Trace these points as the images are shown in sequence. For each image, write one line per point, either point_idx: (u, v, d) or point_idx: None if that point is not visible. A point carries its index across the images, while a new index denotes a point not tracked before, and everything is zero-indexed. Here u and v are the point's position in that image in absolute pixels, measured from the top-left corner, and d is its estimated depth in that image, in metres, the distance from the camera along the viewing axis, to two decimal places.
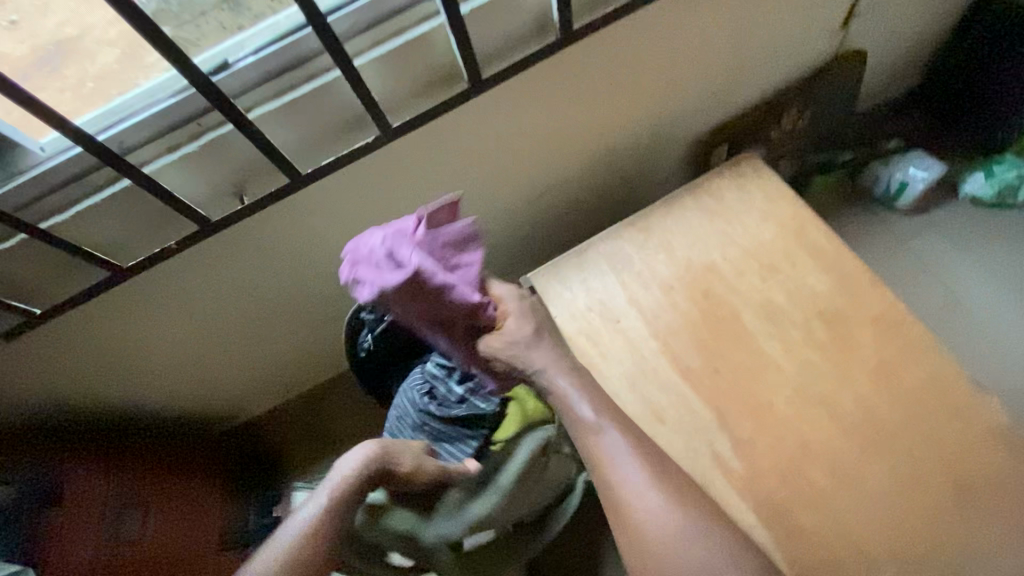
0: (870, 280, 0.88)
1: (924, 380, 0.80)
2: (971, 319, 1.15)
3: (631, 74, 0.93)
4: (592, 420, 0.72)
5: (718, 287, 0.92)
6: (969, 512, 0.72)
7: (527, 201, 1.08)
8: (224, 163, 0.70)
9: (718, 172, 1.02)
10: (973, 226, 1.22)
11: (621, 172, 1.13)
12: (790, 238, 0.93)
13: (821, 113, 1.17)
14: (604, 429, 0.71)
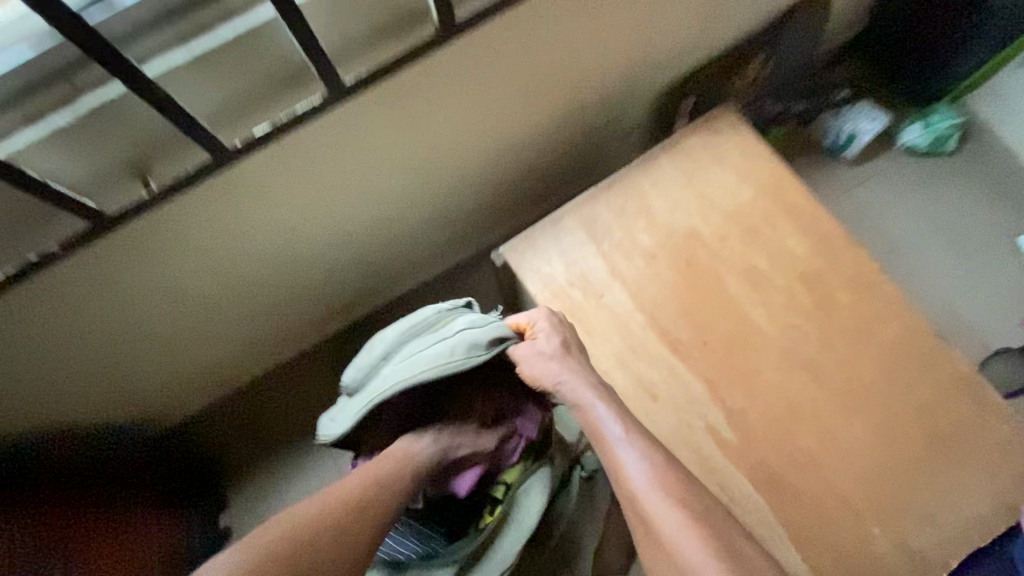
0: (845, 238, 0.88)
1: (893, 336, 0.83)
2: (908, 263, 1.21)
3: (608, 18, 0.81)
4: (601, 423, 0.73)
5: (701, 255, 0.88)
6: (933, 457, 0.78)
7: (489, 166, 0.96)
8: (121, 134, 0.52)
9: (692, 127, 0.95)
10: (911, 174, 1.26)
11: (587, 129, 1.03)
12: (768, 198, 0.90)
13: (782, 61, 1.13)
14: (612, 432, 0.72)
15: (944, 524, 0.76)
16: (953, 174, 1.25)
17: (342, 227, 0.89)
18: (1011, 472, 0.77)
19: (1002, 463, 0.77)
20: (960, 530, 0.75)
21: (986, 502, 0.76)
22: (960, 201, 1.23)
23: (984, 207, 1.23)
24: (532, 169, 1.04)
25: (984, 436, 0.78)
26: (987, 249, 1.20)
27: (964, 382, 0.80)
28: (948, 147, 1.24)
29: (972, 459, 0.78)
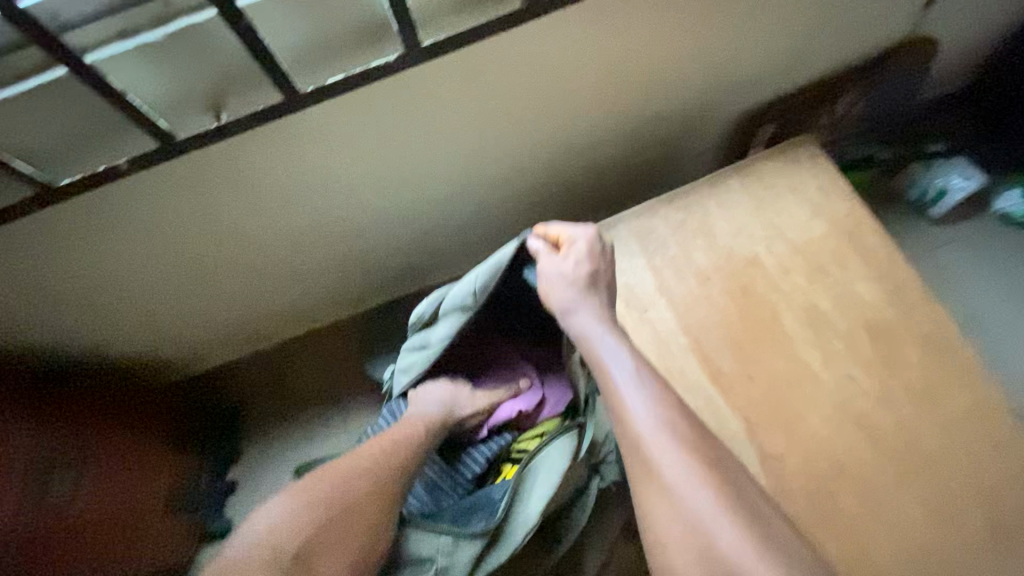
0: (923, 293, 0.80)
1: (966, 409, 0.74)
2: (988, 340, 1.10)
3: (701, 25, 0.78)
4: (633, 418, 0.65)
5: (758, 285, 0.83)
6: (997, 553, 0.68)
7: (551, 162, 0.94)
8: (202, 56, 0.53)
9: (768, 154, 0.91)
10: (1006, 243, 1.15)
11: (656, 141, 1.00)
12: (842, 238, 0.84)
13: (875, 101, 1.06)
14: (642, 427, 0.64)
15: None
16: None
17: (393, 199, 0.89)
18: None
19: None
20: None
21: None
22: None
23: None
24: (592, 174, 1.01)
25: None
26: None
27: None
28: None
29: None
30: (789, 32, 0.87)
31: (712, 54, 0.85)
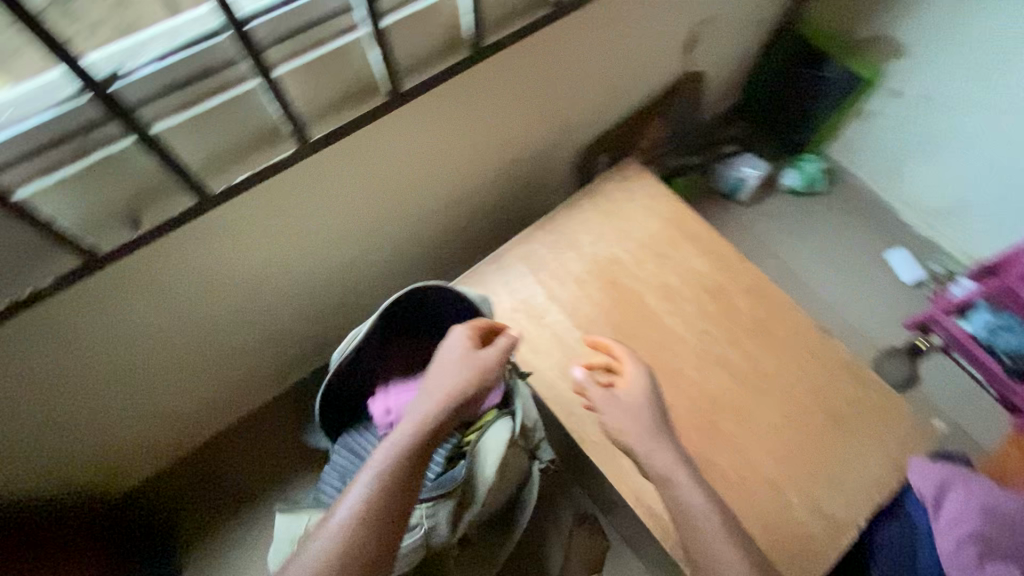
0: (738, 256, 1.05)
1: (787, 333, 0.99)
2: (802, 285, 1.44)
3: (530, 91, 0.99)
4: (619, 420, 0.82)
5: (623, 278, 1.03)
6: (833, 431, 0.91)
7: (438, 214, 1.10)
8: (119, 181, 0.63)
9: (607, 176, 1.14)
10: (796, 211, 1.51)
11: (521, 181, 1.20)
12: (674, 229, 1.08)
13: (674, 123, 1.37)
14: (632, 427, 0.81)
15: (849, 487, 0.87)
16: (828, 208, 1.51)
17: (304, 272, 0.98)
18: (895, 438, 0.91)
19: (888, 429, 0.91)
20: (863, 493, 0.87)
21: (880, 465, 0.89)
22: (834, 231, 1.48)
23: (853, 232, 1.48)
24: (475, 217, 1.19)
25: (870, 409, 0.93)
26: (862, 268, 1.45)
27: (849, 367, 0.96)
28: (822, 187, 1.51)
29: (866, 430, 0.91)
30: (598, 83, 1.12)
31: (545, 109, 1.06)
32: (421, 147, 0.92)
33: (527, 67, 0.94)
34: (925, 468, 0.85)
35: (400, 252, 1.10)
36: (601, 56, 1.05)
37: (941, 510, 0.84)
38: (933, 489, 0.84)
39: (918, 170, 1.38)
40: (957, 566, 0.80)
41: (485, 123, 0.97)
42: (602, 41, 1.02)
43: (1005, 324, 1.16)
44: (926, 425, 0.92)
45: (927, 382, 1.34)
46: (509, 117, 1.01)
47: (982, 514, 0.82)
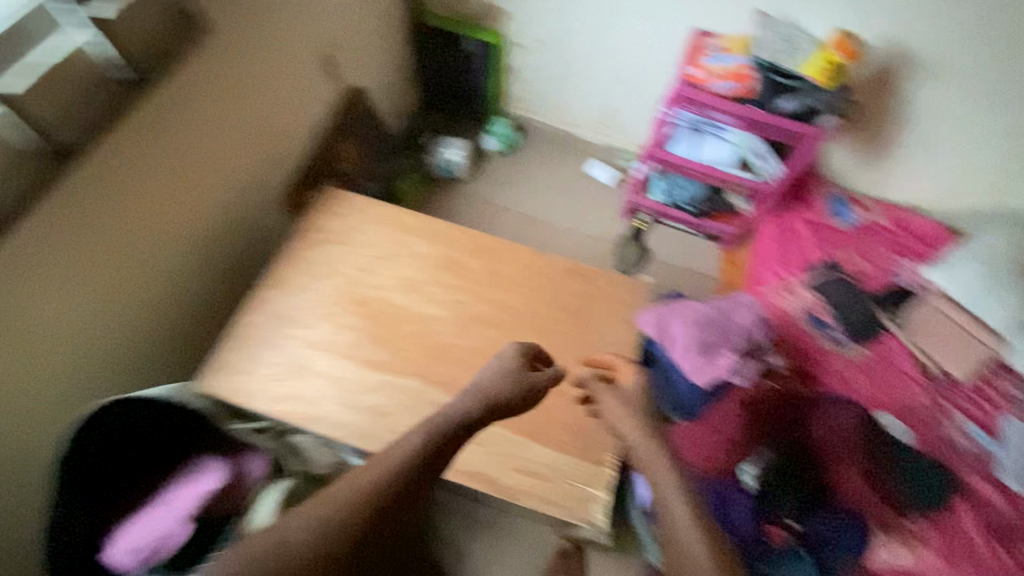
0: (453, 227, 1.16)
1: (516, 268, 1.11)
2: (540, 223, 1.67)
3: (183, 168, 0.96)
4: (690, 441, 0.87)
5: (364, 293, 1.07)
6: (581, 325, 1.06)
7: (151, 323, 1.01)
8: None
9: (312, 212, 1.17)
10: (508, 168, 1.73)
11: (232, 251, 1.15)
12: (391, 230, 1.15)
13: (366, 139, 1.45)
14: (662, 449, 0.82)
15: (610, 361, 1.03)
16: (530, 155, 1.76)
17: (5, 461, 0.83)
18: (625, 305, 1.09)
19: (617, 301, 1.09)
20: (621, 358, 1.03)
21: (624, 330, 1.05)
22: (542, 170, 1.74)
23: (556, 164, 1.75)
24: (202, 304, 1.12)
25: (599, 293, 1.10)
26: (575, 189, 1.72)
27: (571, 270, 1.13)
28: (517, 139, 1.75)
29: (603, 310, 1.08)
30: (256, 132, 1.11)
31: (212, 177, 1.04)
32: (69, 275, 0.82)
33: (163, 150, 0.90)
34: (648, 317, 1.05)
35: (125, 378, 0.99)
36: (237, 109, 1.04)
37: (676, 349, 1.03)
38: (657, 329, 1.05)
39: (571, 96, 1.65)
40: (699, 370, 1.02)
41: (136, 219, 0.90)
42: (229, 95, 1.01)
43: (673, 184, 1.52)
44: (641, 284, 1.12)
45: (657, 249, 1.63)
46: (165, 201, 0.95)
47: (694, 330, 1.04)
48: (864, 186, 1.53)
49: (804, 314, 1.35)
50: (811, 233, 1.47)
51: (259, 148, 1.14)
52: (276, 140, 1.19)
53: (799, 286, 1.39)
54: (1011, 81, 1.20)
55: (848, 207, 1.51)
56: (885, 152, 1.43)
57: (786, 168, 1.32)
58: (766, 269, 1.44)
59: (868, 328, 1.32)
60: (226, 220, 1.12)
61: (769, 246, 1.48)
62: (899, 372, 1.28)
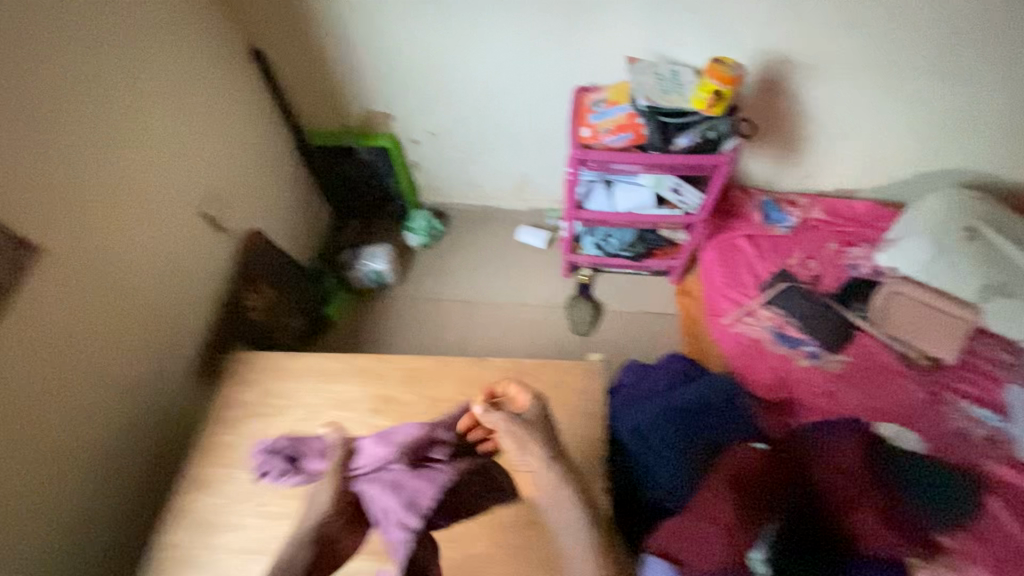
0: (379, 359, 1.06)
1: (456, 387, 1.02)
2: (484, 305, 1.57)
3: (53, 395, 0.84)
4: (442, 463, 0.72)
5: (294, 466, 0.95)
6: None
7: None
8: None
9: (222, 384, 1.05)
10: (438, 257, 1.65)
11: (150, 450, 1.03)
12: (312, 381, 1.04)
13: (276, 279, 1.34)
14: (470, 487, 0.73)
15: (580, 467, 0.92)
16: (457, 238, 1.68)
17: None
18: (580, 395, 1.00)
19: (571, 394, 1.00)
20: (590, 460, 0.93)
21: (584, 424, 0.97)
22: (473, 250, 1.66)
23: (485, 240, 1.68)
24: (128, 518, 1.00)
25: (549, 390, 1.01)
26: (511, 259, 1.64)
27: (516, 373, 1.03)
28: (440, 227, 1.68)
29: (559, 408, 0.99)
30: (141, 318, 1.00)
31: (93, 390, 0.91)
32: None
33: (20, 388, 0.78)
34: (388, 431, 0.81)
35: None
36: (110, 307, 0.94)
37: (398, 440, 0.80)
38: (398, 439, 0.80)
39: (479, 172, 1.60)
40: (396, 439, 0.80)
41: (13, 471, 0.78)
42: (96, 297, 0.91)
43: (603, 234, 1.46)
44: (591, 365, 1.04)
45: (609, 299, 1.55)
46: (44, 437, 0.83)
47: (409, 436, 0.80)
48: (792, 184, 1.49)
49: (772, 335, 1.28)
50: (753, 248, 1.42)
51: (153, 332, 1.03)
52: (174, 317, 1.08)
53: (759, 305, 1.32)
54: (899, 58, 1.18)
55: (782, 211, 1.46)
56: (801, 150, 1.39)
57: (707, 198, 1.25)
58: (720, 296, 1.36)
59: (840, 333, 1.24)
60: (135, 423, 1.00)
61: (719, 271, 1.40)
62: (886, 372, 1.20)
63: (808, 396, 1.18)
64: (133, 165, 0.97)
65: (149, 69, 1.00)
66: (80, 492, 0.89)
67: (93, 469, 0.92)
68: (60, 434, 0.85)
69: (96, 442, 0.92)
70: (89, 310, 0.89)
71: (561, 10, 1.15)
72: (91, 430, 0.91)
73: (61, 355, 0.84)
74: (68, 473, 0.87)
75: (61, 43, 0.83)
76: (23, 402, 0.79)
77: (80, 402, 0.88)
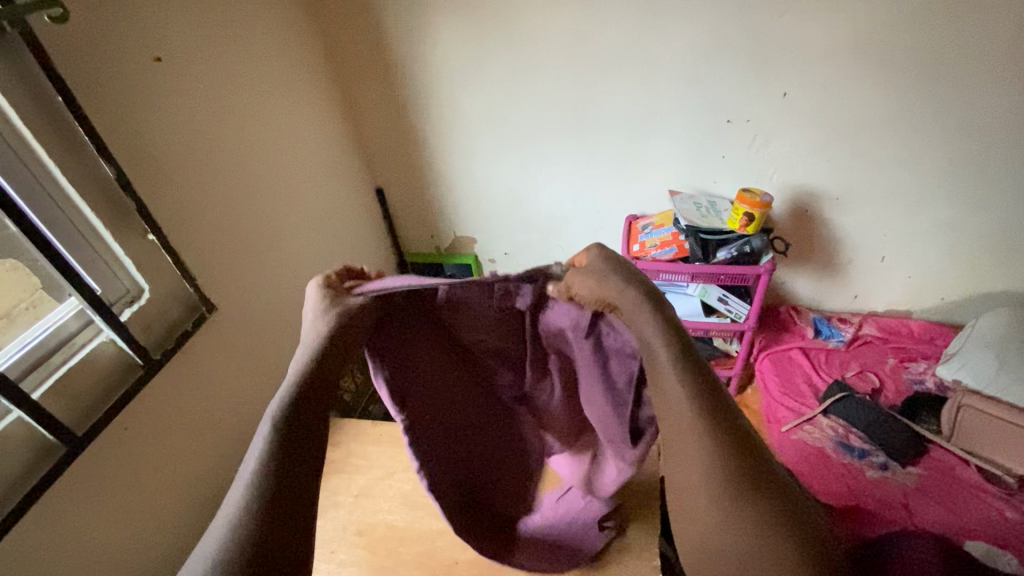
0: None
1: None
2: None
3: (196, 428, 1.02)
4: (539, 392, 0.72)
5: (365, 520, 1.01)
6: None
7: None
8: None
9: None
10: None
11: None
12: (388, 445, 1.16)
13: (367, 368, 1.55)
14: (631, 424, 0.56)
15: None
16: None
17: None
18: None
19: None
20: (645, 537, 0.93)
21: None
22: None
23: None
24: None
25: None
26: None
27: None
28: None
29: None
30: (261, 378, 1.20)
31: (219, 430, 1.08)
32: (89, 555, 0.82)
33: (176, 413, 0.97)
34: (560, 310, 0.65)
35: None
36: (245, 364, 1.16)
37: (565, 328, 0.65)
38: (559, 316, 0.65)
39: None
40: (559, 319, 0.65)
41: (156, 485, 0.93)
42: (238, 351, 1.14)
43: None
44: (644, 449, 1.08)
45: None
46: (183, 462, 0.99)
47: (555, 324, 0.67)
48: (841, 303, 1.57)
49: (836, 444, 1.26)
50: (808, 360, 1.47)
51: (266, 394, 1.22)
52: (284, 384, 1.28)
53: (818, 414, 1.33)
54: (919, 189, 1.34)
55: (834, 326, 1.53)
56: (844, 272, 1.51)
57: (753, 306, 1.37)
58: (779, 405, 1.39)
59: (909, 445, 1.21)
60: (239, 473, 1.13)
61: (775, 379, 1.45)
62: (966, 488, 1.15)
63: (885, 510, 1.13)
64: (280, 257, 1.27)
65: (305, 194, 1.36)
66: (189, 525, 1.01)
67: (202, 507, 1.04)
68: (190, 464, 1.00)
69: (212, 480, 1.06)
70: (230, 362, 1.11)
71: (615, 156, 1.46)
72: (211, 468, 1.06)
73: (207, 395, 1.05)
74: (187, 502, 1.00)
75: (257, 174, 1.19)
76: (177, 426, 0.97)
77: (209, 439, 1.05)
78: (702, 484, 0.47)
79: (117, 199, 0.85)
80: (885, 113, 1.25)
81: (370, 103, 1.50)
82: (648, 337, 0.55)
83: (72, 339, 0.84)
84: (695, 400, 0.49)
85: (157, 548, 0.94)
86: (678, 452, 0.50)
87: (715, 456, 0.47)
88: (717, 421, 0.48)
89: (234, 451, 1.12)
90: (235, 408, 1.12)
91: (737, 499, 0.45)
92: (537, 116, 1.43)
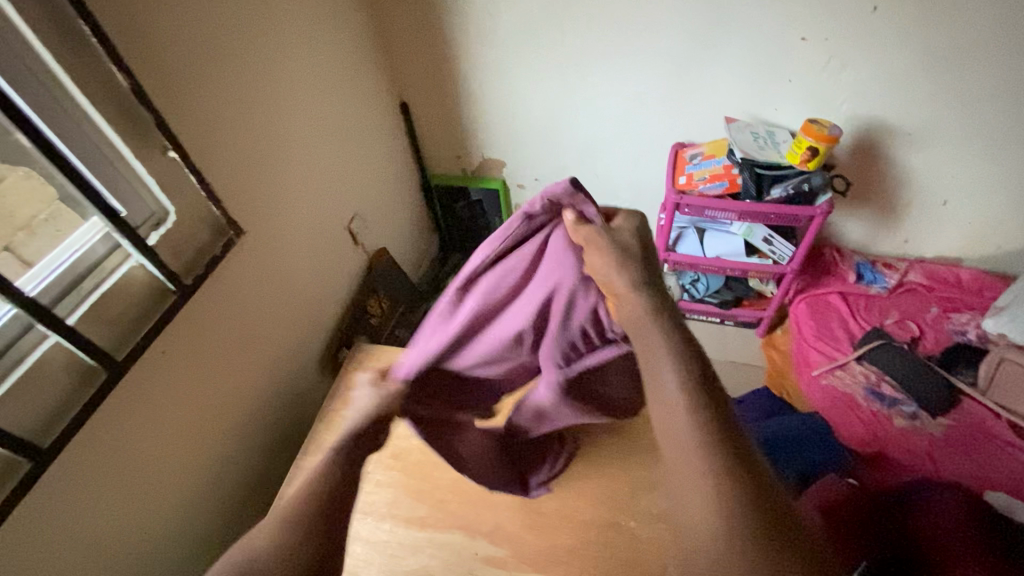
0: None
1: None
2: None
3: (230, 351, 1.02)
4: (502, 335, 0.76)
5: (399, 446, 1.04)
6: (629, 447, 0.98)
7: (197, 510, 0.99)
8: None
9: (346, 369, 1.21)
10: None
11: (281, 419, 1.19)
12: None
13: (393, 293, 1.53)
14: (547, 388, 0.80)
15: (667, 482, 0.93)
16: None
17: None
18: None
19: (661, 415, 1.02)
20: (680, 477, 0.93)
21: None
22: None
23: None
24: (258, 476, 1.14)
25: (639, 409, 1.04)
26: None
27: None
28: None
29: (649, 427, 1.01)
30: (292, 302, 1.19)
31: (253, 354, 1.08)
32: (139, 472, 0.85)
33: (210, 338, 0.96)
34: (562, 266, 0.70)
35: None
36: (276, 288, 1.14)
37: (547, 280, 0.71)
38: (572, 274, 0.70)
39: None
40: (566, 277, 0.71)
41: (196, 407, 0.95)
42: (268, 274, 1.11)
43: (691, 279, 1.52)
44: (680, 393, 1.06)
45: None
46: (219, 386, 1.00)
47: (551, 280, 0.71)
48: (889, 248, 1.49)
49: (866, 391, 1.25)
50: (847, 304, 1.42)
51: (296, 318, 1.21)
52: (313, 308, 1.27)
53: (851, 361, 1.31)
54: (1006, 126, 1.20)
55: (879, 271, 1.46)
56: (901, 216, 1.41)
57: (799, 249, 1.31)
58: (811, 349, 1.37)
59: (943, 395, 1.20)
60: (273, 395, 1.15)
61: (810, 324, 1.41)
62: (995, 441, 1.14)
63: (907, 457, 1.15)
64: (305, 177, 1.20)
65: (328, 108, 1.25)
66: (229, 441, 1.04)
67: (241, 425, 1.07)
68: (226, 387, 1.01)
69: (248, 401, 1.08)
70: (259, 286, 1.08)
71: (669, 77, 1.31)
72: (245, 389, 1.07)
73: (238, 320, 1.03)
74: (226, 421, 1.02)
75: (278, 85, 1.08)
76: (211, 351, 0.97)
77: (242, 363, 1.05)
78: (705, 515, 0.47)
79: (133, 112, 0.78)
80: (990, 36, 1.08)
81: (396, 2, 1.33)
82: (661, 358, 0.56)
83: (101, 264, 0.81)
84: (707, 431, 0.51)
85: (200, 463, 0.98)
86: (678, 472, 0.50)
87: (733, 497, 0.47)
88: (728, 452, 0.49)
89: (267, 374, 1.13)
90: (266, 332, 1.11)
91: (753, 537, 0.45)
92: (585, 28, 1.27)
